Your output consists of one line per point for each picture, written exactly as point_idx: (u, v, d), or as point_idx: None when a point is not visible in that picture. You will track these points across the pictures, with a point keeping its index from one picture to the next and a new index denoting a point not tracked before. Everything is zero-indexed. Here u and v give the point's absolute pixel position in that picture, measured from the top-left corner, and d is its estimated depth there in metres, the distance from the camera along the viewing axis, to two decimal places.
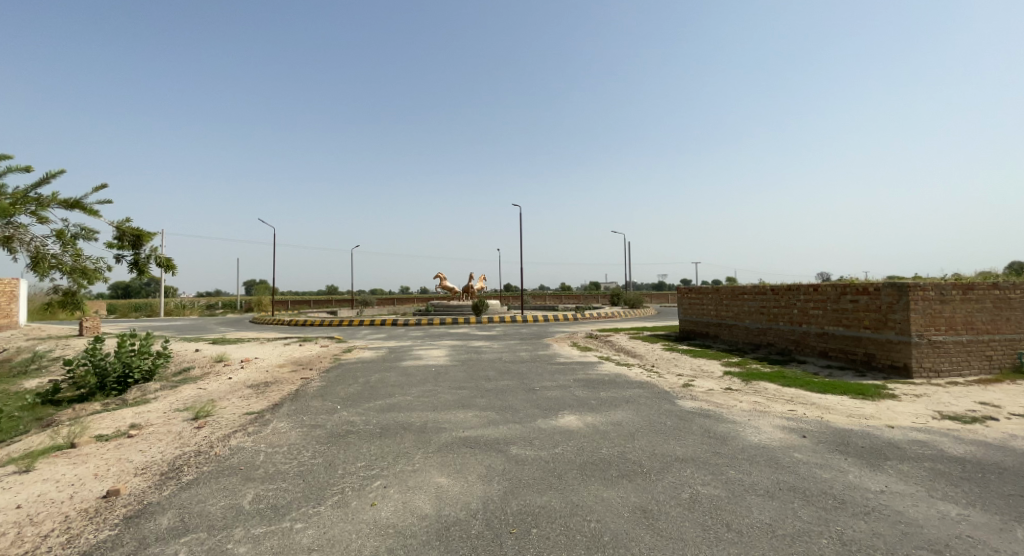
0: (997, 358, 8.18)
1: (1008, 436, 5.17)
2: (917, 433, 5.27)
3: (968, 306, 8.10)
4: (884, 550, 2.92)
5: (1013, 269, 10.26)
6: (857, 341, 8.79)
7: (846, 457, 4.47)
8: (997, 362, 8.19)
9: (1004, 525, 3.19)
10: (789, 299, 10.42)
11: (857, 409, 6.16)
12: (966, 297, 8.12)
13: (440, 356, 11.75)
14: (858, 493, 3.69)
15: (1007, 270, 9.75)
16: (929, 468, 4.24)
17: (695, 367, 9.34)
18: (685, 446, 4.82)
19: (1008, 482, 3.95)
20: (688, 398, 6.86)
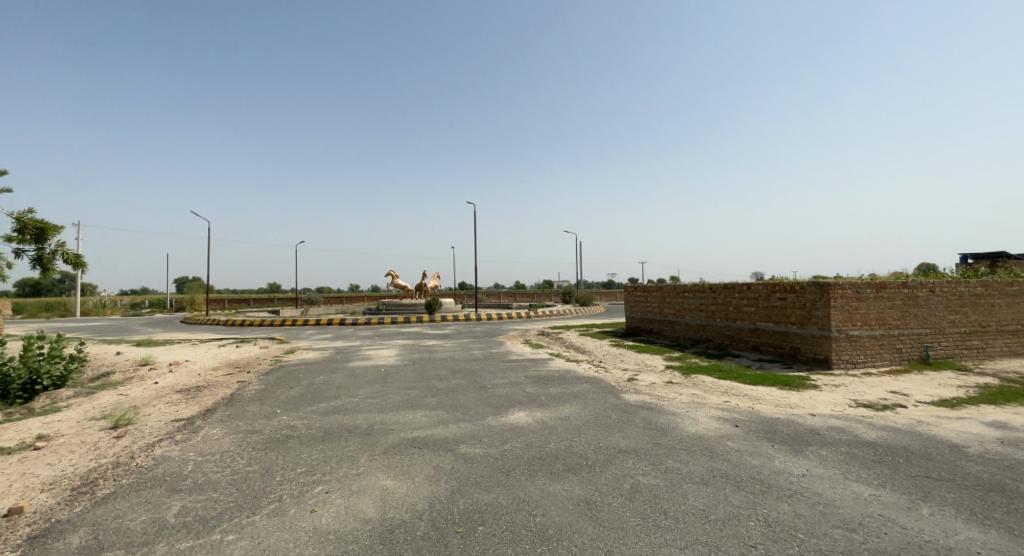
0: (904, 350, 9.02)
1: (912, 421, 5.72)
2: (836, 420, 5.73)
3: (880, 303, 8.87)
4: (805, 529, 3.15)
5: (922, 271, 11.32)
6: (785, 336, 9.43)
7: (774, 444, 4.78)
8: (904, 354, 9.04)
9: (907, 503, 3.53)
10: (726, 296, 11.01)
11: (784, 399, 6.62)
12: (879, 294, 8.88)
13: (388, 355, 11.50)
14: (783, 477, 3.96)
15: (916, 271, 10.74)
16: (845, 452, 4.61)
17: (640, 362, 9.68)
18: (628, 438, 4.98)
19: (911, 463, 4.37)
20: (632, 392, 7.11)
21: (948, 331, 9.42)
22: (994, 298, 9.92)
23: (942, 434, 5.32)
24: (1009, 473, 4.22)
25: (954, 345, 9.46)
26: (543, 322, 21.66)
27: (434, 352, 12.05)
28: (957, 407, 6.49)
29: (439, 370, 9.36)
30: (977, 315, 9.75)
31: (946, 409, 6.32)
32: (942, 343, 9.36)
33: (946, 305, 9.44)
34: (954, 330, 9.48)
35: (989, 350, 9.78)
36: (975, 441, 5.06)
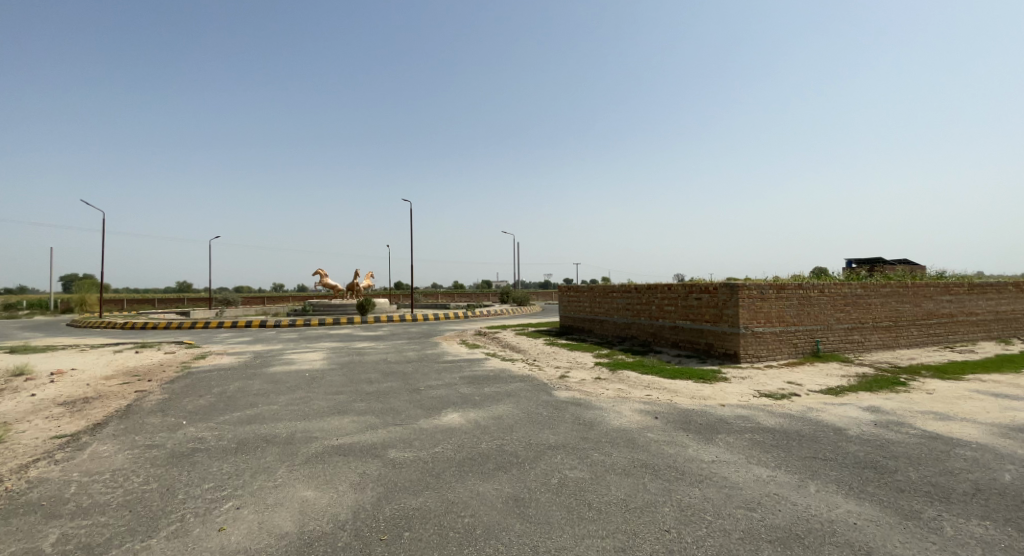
0: (800, 345, 10.02)
1: (805, 409, 6.37)
2: (743, 409, 6.24)
3: (781, 302, 9.76)
4: (713, 511, 3.40)
5: (817, 273, 12.63)
6: (700, 333, 10.11)
7: (689, 433, 5.12)
8: (800, 348, 10.03)
9: (799, 482, 3.93)
10: (649, 296, 11.61)
11: (699, 392, 7.11)
12: (780, 294, 9.78)
13: (313, 359, 10.96)
14: (696, 464, 4.24)
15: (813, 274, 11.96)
16: (750, 438, 5.03)
17: (571, 359, 9.96)
18: (557, 434, 5.10)
19: (804, 446, 4.87)
20: (562, 389, 7.30)
21: (835, 327, 10.59)
22: (872, 298, 11.27)
23: (830, 418, 5.96)
24: (881, 451, 4.81)
25: (840, 339, 10.65)
26: (477, 322, 21.63)
27: (363, 354, 11.67)
28: (842, 394, 7.30)
29: (368, 373, 9.06)
30: (858, 313, 11.03)
31: (833, 397, 7.09)
32: (830, 338, 10.50)
33: (834, 304, 10.60)
34: (840, 326, 10.66)
35: (868, 343, 11.12)
36: (855, 424, 5.73)
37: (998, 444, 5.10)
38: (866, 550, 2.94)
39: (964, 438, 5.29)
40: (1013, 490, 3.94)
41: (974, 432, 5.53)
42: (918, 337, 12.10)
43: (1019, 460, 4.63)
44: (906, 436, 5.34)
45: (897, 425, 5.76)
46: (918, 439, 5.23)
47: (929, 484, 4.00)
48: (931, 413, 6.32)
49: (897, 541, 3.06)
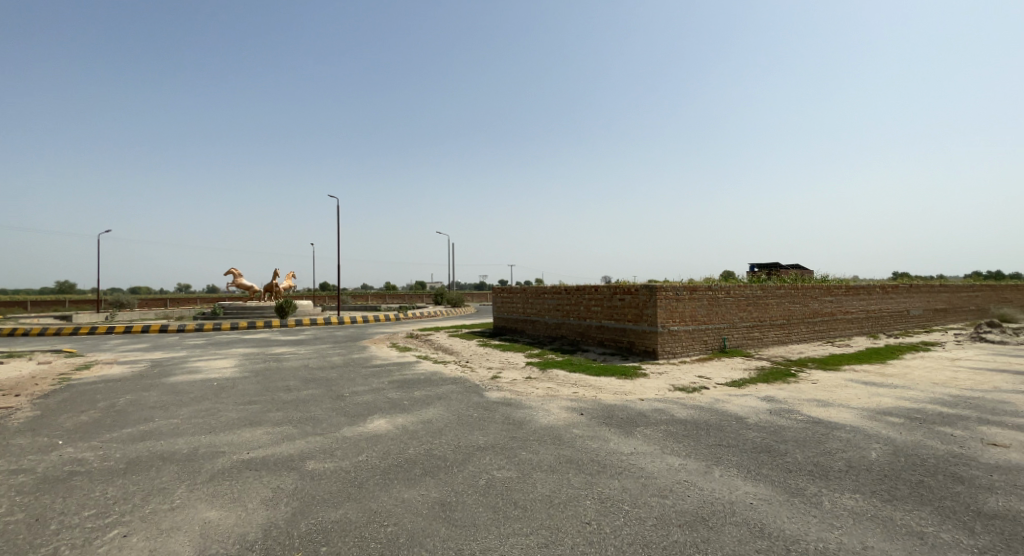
0: (710, 341, 10.85)
1: (714, 400, 6.89)
2: (660, 403, 6.63)
3: (693, 302, 10.49)
4: (631, 501, 3.58)
5: (726, 276, 13.72)
6: (623, 332, 10.60)
7: (611, 428, 5.34)
8: (710, 344, 10.85)
9: (706, 468, 4.25)
10: (578, 297, 11.95)
11: (621, 387, 7.45)
12: (693, 295, 10.51)
13: (224, 367, 10.12)
14: (615, 457, 4.44)
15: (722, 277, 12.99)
16: (665, 430, 5.35)
17: (502, 360, 10.03)
18: (486, 434, 5.12)
19: (712, 435, 5.26)
20: (493, 389, 7.32)
21: (739, 325, 11.58)
22: (770, 298, 12.46)
23: (734, 409, 6.50)
24: (775, 436, 5.33)
25: (743, 336, 11.67)
26: (406, 324, 21.13)
27: (282, 360, 10.98)
28: (745, 386, 8.00)
29: (286, 380, 8.53)
30: (759, 312, 12.15)
31: (737, 389, 7.75)
32: (736, 335, 11.47)
33: (739, 304, 11.59)
34: (744, 324, 11.68)
35: (766, 340, 12.28)
36: (755, 413, 6.29)
37: (869, 426, 5.83)
38: (761, 527, 3.23)
39: (842, 421, 6.00)
40: (879, 465, 4.53)
41: (850, 416, 6.28)
42: (806, 333, 13.57)
43: (884, 439, 5.33)
44: (796, 421, 5.96)
45: (789, 412, 6.40)
46: (805, 424, 5.86)
47: (813, 464, 4.48)
48: (817, 401, 7.10)
49: (786, 516, 3.39)
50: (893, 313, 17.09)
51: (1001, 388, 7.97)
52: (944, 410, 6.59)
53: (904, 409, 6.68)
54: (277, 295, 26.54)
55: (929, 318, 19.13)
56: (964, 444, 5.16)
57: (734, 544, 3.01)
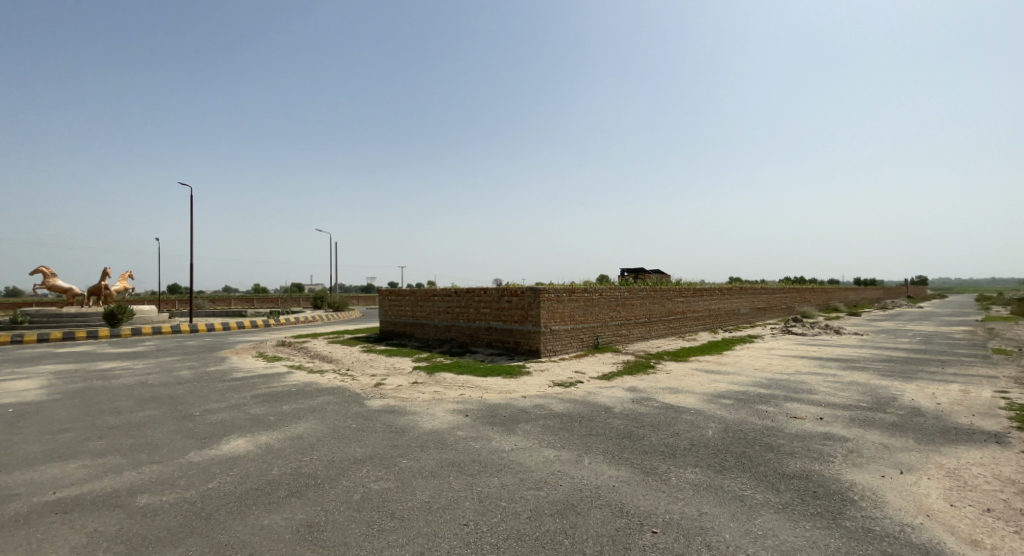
0: (586, 339, 11.64)
1: (588, 393, 7.38)
2: (540, 399, 6.90)
3: (572, 303, 11.14)
4: (507, 497, 3.67)
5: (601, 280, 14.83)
6: (509, 333, 10.82)
7: (492, 426, 5.44)
8: (585, 341, 11.63)
9: (578, 457, 4.53)
10: (467, 300, 11.84)
11: (505, 386, 7.61)
12: (572, 296, 11.18)
13: (27, 389, 8.23)
14: (494, 455, 4.52)
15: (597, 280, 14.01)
16: (542, 424, 5.60)
17: (385, 365, 9.62)
18: (363, 445, 4.86)
19: (585, 426, 5.63)
20: (376, 397, 6.98)
21: (610, 323, 12.60)
22: (635, 299, 13.76)
23: (604, 400, 7.05)
24: (636, 422, 5.89)
25: (613, 333, 12.72)
26: (273, 331, 19.17)
27: (111, 377, 9.25)
28: (614, 378, 8.71)
29: (116, 400, 7.20)
30: (625, 311, 13.34)
31: (607, 381, 8.41)
32: (606, 332, 12.45)
33: (609, 304, 12.62)
34: (613, 322, 12.74)
35: (632, 336, 13.53)
36: (621, 403, 6.89)
37: (710, 408, 6.75)
38: (621, 507, 3.54)
39: (690, 405, 6.85)
40: (716, 441, 5.25)
41: (695, 400, 7.20)
42: (663, 330, 15.26)
43: (721, 419, 6.20)
44: (654, 408, 6.65)
45: (649, 400, 7.13)
46: (662, 410, 6.56)
47: (666, 445, 5.04)
48: (671, 388, 8.01)
49: (642, 494, 3.77)
50: (727, 311, 20.00)
51: (804, 371, 9.78)
52: (766, 391, 7.87)
53: (736, 391, 7.86)
54: (106, 298, 22.35)
55: (753, 315, 22.75)
56: (777, 418, 6.22)
57: (598, 526, 3.25)
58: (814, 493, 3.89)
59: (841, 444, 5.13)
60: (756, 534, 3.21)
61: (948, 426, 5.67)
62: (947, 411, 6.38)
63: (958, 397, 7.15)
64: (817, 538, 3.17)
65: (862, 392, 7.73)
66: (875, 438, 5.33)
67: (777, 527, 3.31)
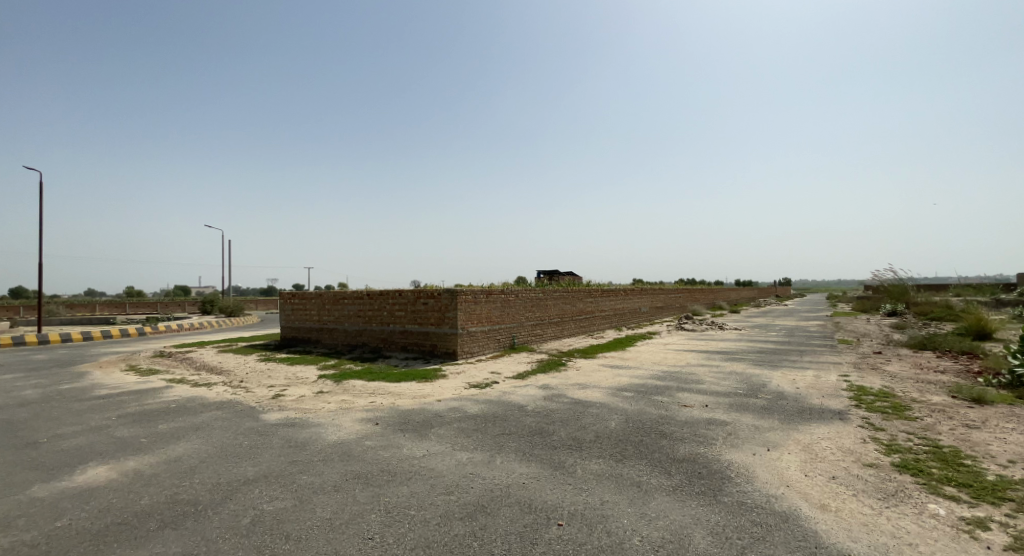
0: (502, 339, 11.73)
1: (502, 394, 7.45)
2: (454, 401, 6.83)
3: (488, 304, 11.16)
4: (416, 504, 3.59)
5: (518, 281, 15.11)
6: (425, 336, 10.44)
7: (402, 433, 5.28)
8: (502, 342, 11.74)
9: (490, 458, 4.54)
10: (380, 302, 11.21)
11: (418, 391, 7.43)
12: (488, 297, 11.19)
13: None
14: (404, 462, 4.39)
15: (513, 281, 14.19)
16: (455, 427, 5.55)
17: (287, 375, 8.92)
18: (257, 463, 4.47)
19: (498, 426, 5.67)
20: (274, 410, 6.45)
21: (525, 323, 12.82)
22: (548, 299, 14.12)
23: (516, 399, 7.16)
24: (547, 419, 6.06)
25: (528, 334, 12.96)
26: (149, 340, 16.93)
27: None
28: (527, 377, 8.88)
29: None
30: (539, 311, 13.66)
31: (520, 381, 8.55)
32: (521, 332, 12.67)
33: (525, 305, 12.85)
34: (528, 322, 12.99)
35: (545, 336, 13.90)
36: (532, 401, 7.05)
37: (614, 401, 7.14)
38: (529, 503, 3.62)
39: (596, 400, 7.19)
40: (619, 432, 5.57)
41: (601, 394, 7.58)
42: (574, 328, 15.86)
43: (624, 411, 6.59)
44: (565, 404, 6.89)
45: (559, 397, 7.38)
46: (572, 405, 6.81)
47: (574, 439, 5.25)
48: (579, 384, 8.36)
49: (549, 489, 3.88)
50: (630, 310, 21.34)
51: (695, 363, 10.73)
52: (664, 383, 8.51)
53: (637, 384, 8.41)
54: None
55: (652, 314, 24.50)
56: (672, 408, 6.75)
57: (507, 525, 3.29)
58: (700, 474, 4.27)
59: (724, 428, 5.70)
60: (650, 517, 3.45)
61: (806, 407, 6.55)
62: (806, 394, 7.37)
63: (813, 381, 8.29)
64: (701, 515, 3.48)
65: (742, 380, 8.65)
66: (750, 421, 6.00)
67: (669, 508, 3.58)
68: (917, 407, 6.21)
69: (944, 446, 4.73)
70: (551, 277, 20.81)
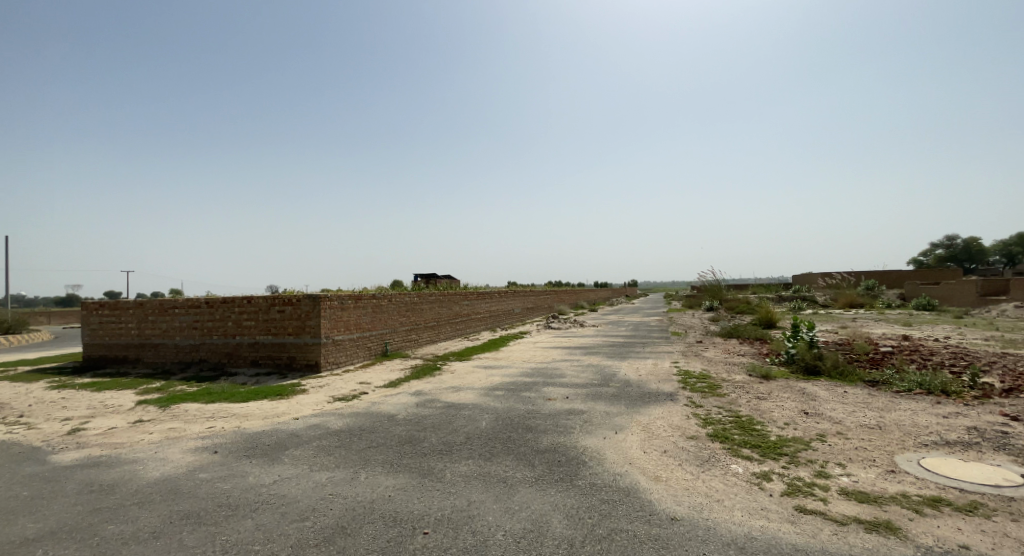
0: (373, 347, 11.25)
1: (369, 404, 7.16)
2: (314, 417, 6.38)
3: (357, 311, 10.64)
4: (264, 538, 3.28)
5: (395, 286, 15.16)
6: (282, 347, 9.48)
7: (249, 459, 4.77)
8: (373, 349, 11.26)
9: (353, 475, 4.34)
10: (223, 312, 9.89)
11: (271, 410, 6.77)
12: (357, 303, 10.64)
13: None
14: (250, 492, 3.97)
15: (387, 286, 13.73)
16: (314, 445, 5.19)
17: (94, 405, 7.39)
18: (44, 519, 3.66)
19: (362, 439, 5.45)
20: (70, 449, 5.33)
21: (398, 329, 12.48)
22: (423, 303, 13.93)
23: (386, 408, 6.94)
24: (417, 426, 5.99)
25: (401, 339, 12.64)
26: None
27: None
28: (399, 385, 8.65)
29: None
30: (414, 316, 13.41)
31: (391, 389, 8.29)
32: (394, 338, 12.31)
33: (398, 310, 12.51)
34: (402, 327, 12.69)
35: (419, 340, 13.66)
36: (403, 409, 6.90)
37: (485, 401, 7.32)
38: (394, 516, 3.54)
39: (468, 401, 7.31)
40: (488, 431, 5.73)
41: (473, 395, 7.72)
42: (450, 332, 15.85)
43: (494, 410, 6.79)
44: (436, 409, 6.88)
45: (431, 402, 7.33)
46: (441, 410, 6.83)
47: (444, 443, 5.27)
48: (452, 387, 8.40)
49: (416, 499, 3.84)
50: (504, 311, 22.03)
51: (559, 359, 11.50)
52: (529, 380, 8.97)
53: (507, 383, 8.73)
54: None
55: (524, 314, 25.61)
56: (538, 402, 7.15)
57: (368, 543, 3.19)
58: (560, 462, 4.60)
59: (581, 417, 6.21)
60: (514, 510, 3.62)
61: (648, 391, 7.44)
62: (647, 380, 8.38)
63: (654, 369, 9.46)
64: (559, 501, 3.75)
65: (597, 372, 9.50)
66: (602, 408, 6.62)
67: (531, 499, 3.80)
68: (728, 385, 7.47)
69: (743, 415, 5.76)
70: (427, 278, 22.82)
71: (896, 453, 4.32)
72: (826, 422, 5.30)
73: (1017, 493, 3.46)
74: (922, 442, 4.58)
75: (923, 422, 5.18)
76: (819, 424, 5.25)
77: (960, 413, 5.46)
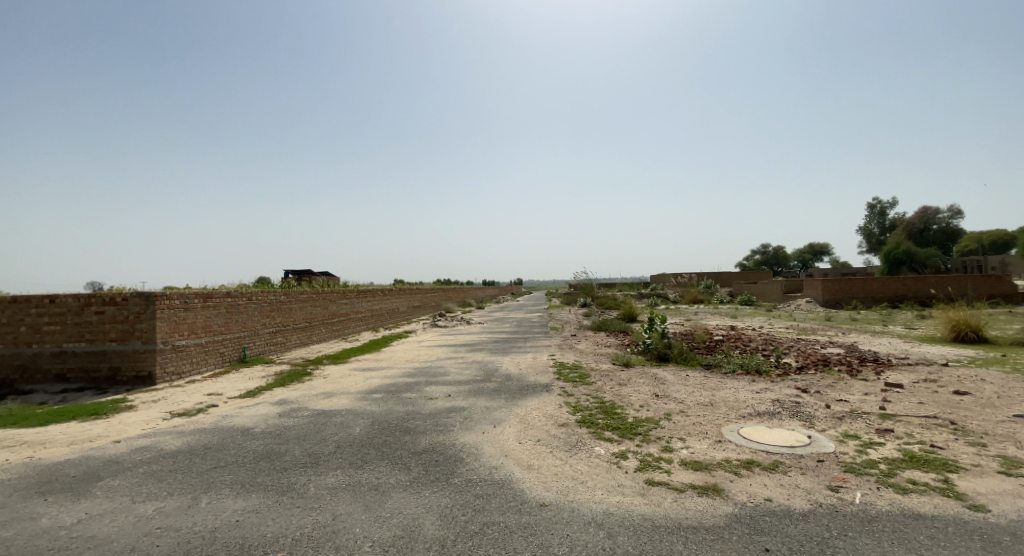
0: (227, 353, 9.97)
1: (218, 418, 6.33)
2: (143, 438, 5.45)
3: (207, 312, 9.36)
4: None
5: (263, 282, 14.25)
6: (101, 356, 7.94)
7: (45, 497, 3.88)
8: (227, 355, 9.98)
9: (191, 501, 3.79)
10: (14, 314, 7.98)
11: (82, 433, 5.63)
12: (206, 303, 9.35)
13: None
14: (44, 538, 3.23)
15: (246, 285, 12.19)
16: (140, 472, 4.41)
17: None
18: None
19: (207, 459, 4.79)
20: None
21: (260, 332, 11.26)
22: (291, 302, 12.77)
23: (241, 421, 6.20)
24: (279, 438, 5.45)
25: (264, 343, 11.44)
26: None
27: None
28: (259, 394, 7.80)
29: None
30: (281, 317, 12.24)
31: (250, 399, 7.46)
32: (255, 342, 11.08)
33: (260, 311, 11.30)
34: (265, 330, 11.48)
35: (287, 344, 12.50)
36: (263, 420, 6.22)
37: (361, 405, 6.94)
38: (240, 543, 3.16)
39: (341, 407, 6.87)
40: (362, 437, 5.44)
41: (348, 400, 7.28)
42: (324, 333, 14.75)
43: (370, 414, 6.47)
44: (303, 417, 6.35)
45: (297, 410, 6.72)
46: (310, 418, 6.30)
47: (309, 455, 4.86)
48: (324, 393, 7.85)
49: (270, 520, 3.48)
50: (387, 310, 21.19)
51: (440, 357, 11.39)
52: (408, 380, 8.73)
53: (385, 385, 8.37)
54: None
55: (409, 314, 24.92)
56: (418, 402, 6.99)
57: None
58: (437, 462, 4.54)
59: (461, 414, 6.19)
60: (384, 518, 3.47)
61: (526, 384, 7.70)
62: (524, 374, 8.68)
63: (531, 363, 9.82)
64: (432, 502, 3.69)
65: (477, 368, 9.58)
66: (482, 403, 6.69)
67: (404, 504, 3.68)
68: (595, 374, 8.07)
69: (607, 402, 6.25)
70: (305, 277, 18.77)
71: (723, 426, 5.03)
72: (672, 403, 5.98)
73: (805, 451, 4.27)
74: (741, 414, 5.41)
75: (743, 397, 6.12)
76: (667, 405, 5.90)
77: (769, 388, 6.58)
